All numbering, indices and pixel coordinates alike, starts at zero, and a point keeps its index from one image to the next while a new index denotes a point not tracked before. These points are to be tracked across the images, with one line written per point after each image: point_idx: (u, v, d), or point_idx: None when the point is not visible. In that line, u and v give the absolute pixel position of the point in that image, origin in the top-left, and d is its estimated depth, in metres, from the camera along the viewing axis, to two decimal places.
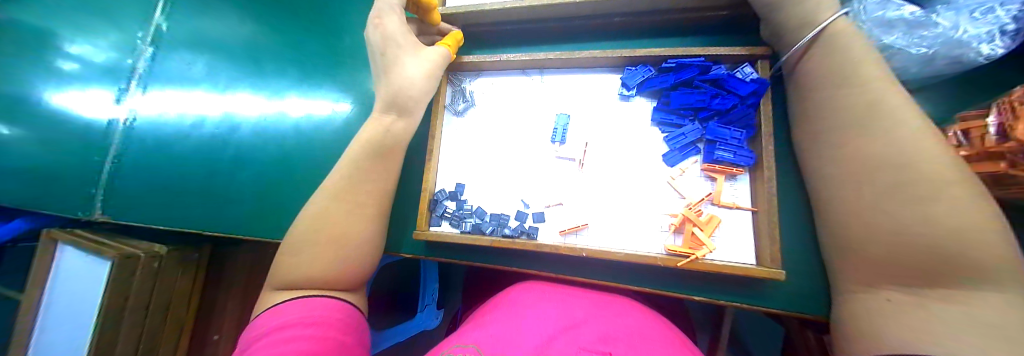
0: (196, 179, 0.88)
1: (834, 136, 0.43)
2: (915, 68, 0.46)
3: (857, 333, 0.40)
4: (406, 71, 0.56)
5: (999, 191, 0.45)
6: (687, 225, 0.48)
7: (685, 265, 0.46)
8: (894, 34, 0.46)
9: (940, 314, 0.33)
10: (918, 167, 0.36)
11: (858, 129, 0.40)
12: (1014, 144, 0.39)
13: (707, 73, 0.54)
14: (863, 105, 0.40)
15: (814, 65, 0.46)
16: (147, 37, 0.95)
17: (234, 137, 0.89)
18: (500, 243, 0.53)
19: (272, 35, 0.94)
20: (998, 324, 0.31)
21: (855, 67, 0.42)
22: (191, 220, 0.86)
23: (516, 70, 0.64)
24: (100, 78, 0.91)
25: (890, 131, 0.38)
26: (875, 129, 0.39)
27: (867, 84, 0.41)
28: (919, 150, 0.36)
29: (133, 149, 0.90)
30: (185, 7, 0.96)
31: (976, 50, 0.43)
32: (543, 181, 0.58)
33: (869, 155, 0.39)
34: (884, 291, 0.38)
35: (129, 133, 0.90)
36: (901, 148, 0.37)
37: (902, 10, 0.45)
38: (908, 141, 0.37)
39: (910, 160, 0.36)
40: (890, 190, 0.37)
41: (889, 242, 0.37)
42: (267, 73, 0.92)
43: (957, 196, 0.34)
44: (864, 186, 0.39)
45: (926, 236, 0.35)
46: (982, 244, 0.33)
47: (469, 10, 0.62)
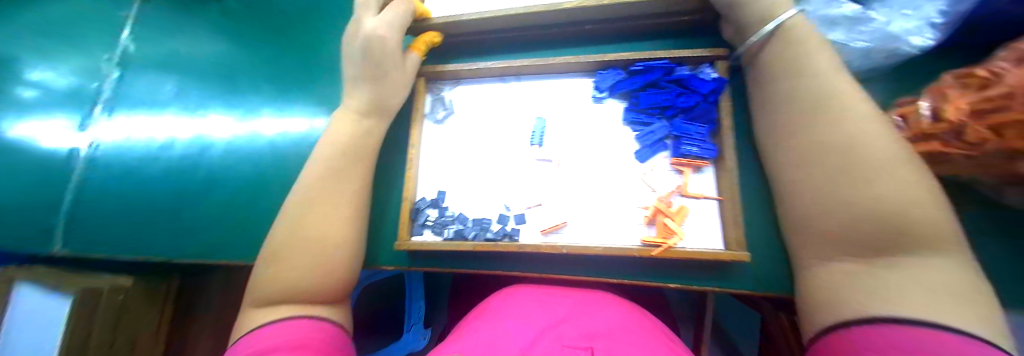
0: (163, 204, 0.85)
1: (791, 122, 0.46)
2: (858, 61, 0.50)
3: (818, 305, 0.41)
4: (388, 82, 0.58)
5: (934, 169, 0.50)
6: (659, 217, 0.51)
7: (659, 254, 0.48)
8: (838, 30, 0.50)
9: (892, 279, 0.35)
10: (868, 148, 0.39)
11: (814, 113, 0.44)
12: (946, 125, 0.45)
13: (671, 74, 0.57)
14: (817, 91, 0.44)
15: (773, 56, 0.49)
16: (112, 61, 0.93)
17: (203, 160, 0.86)
18: (482, 247, 0.54)
19: (244, 53, 0.93)
20: (940, 286, 0.33)
21: (810, 57, 0.45)
22: (161, 246, 0.83)
23: (492, 78, 0.66)
24: (64, 103, 0.89)
25: (842, 115, 0.41)
26: (829, 113, 0.42)
27: (819, 73, 0.44)
28: (868, 132, 0.40)
29: (98, 175, 0.87)
30: (150, 27, 0.95)
31: (910, 43, 0.47)
32: (523, 184, 0.59)
33: (824, 138, 0.42)
34: (838, 261, 0.41)
35: (93, 160, 0.87)
36: (853, 130, 0.40)
37: (843, 8, 0.49)
38: (858, 124, 0.41)
39: (862, 142, 0.40)
40: (845, 168, 0.40)
41: (845, 214, 0.39)
42: (241, 92, 0.91)
43: (900, 173, 0.37)
44: (820, 165, 0.42)
45: (880, 206, 0.37)
46: (925, 215, 0.36)
47: (444, 21, 0.64)
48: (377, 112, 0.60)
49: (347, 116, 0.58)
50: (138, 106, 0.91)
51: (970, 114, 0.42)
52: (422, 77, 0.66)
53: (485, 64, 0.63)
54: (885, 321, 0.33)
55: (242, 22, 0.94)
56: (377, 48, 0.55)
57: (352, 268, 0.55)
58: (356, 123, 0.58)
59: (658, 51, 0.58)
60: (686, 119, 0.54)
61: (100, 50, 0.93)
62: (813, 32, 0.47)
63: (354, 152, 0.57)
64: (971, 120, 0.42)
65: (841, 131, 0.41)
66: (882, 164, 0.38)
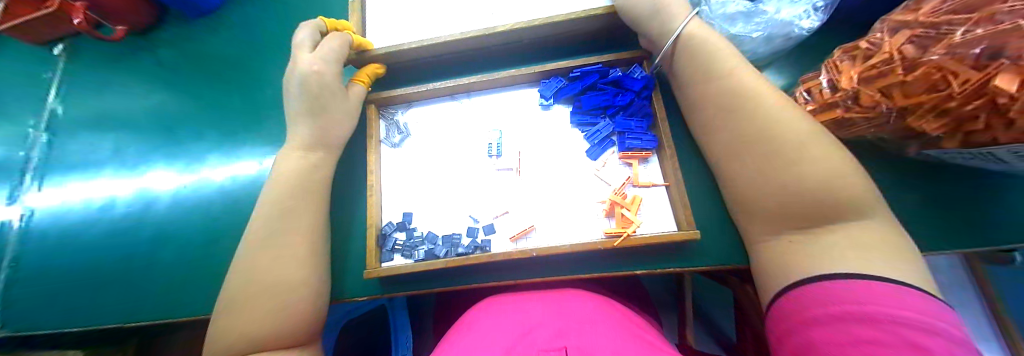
0: (107, 268, 0.80)
1: (715, 117, 0.51)
2: (763, 46, 0.57)
3: (769, 274, 0.45)
4: (334, 116, 0.60)
5: (841, 133, 0.56)
6: (616, 208, 0.53)
7: (620, 244, 0.51)
8: (737, 24, 0.56)
9: (825, 245, 0.40)
10: (782, 131, 0.43)
11: (729, 110, 0.48)
12: (843, 93, 0.52)
13: (607, 76, 0.62)
14: (729, 88, 0.48)
15: (685, 65, 0.54)
16: (41, 126, 0.94)
17: (149, 215, 0.82)
18: (454, 263, 0.54)
19: (183, 100, 0.90)
20: (864, 244, 0.38)
21: (716, 59, 0.50)
22: (111, 314, 0.77)
23: (444, 96, 0.68)
24: None
25: (753, 106, 0.46)
26: (741, 107, 0.47)
27: (727, 72, 0.49)
28: (778, 117, 0.44)
29: (33, 245, 0.84)
30: (84, 88, 0.95)
31: (800, 25, 0.53)
32: (487, 195, 0.61)
33: (745, 129, 0.47)
34: (783, 234, 0.45)
35: (27, 229, 0.85)
36: (765, 118, 0.45)
37: (737, 5, 0.55)
38: (766, 112, 0.45)
39: (775, 127, 0.44)
40: (769, 153, 0.44)
41: (778, 194, 0.43)
42: (186, 140, 0.87)
43: (810, 149, 0.42)
44: (750, 153, 0.46)
45: (803, 183, 0.41)
46: (843, 181, 0.40)
47: (388, 51, 0.65)
48: (321, 146, 0.60)
49: (300, 153, 0.58)
50: (70, 170, 0.89)
51: (856, 79, 0.49)
52: (373, 104, 0.67)
53: (435, 85, 0.65)
54: (822, 278, 0.37)
55: (179, 71, 0.92)
56: (315, 84, 0.57)
57: (320, 305, 0.54)
58: (306, 159, 0.58)
59: (594, 56, 0.62)
60: (625, 117, 0.59)
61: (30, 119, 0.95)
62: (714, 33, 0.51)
63: (308, 185, 0.57)
64: (860, 85, 0.49)
65: (755, 121, 0.46)
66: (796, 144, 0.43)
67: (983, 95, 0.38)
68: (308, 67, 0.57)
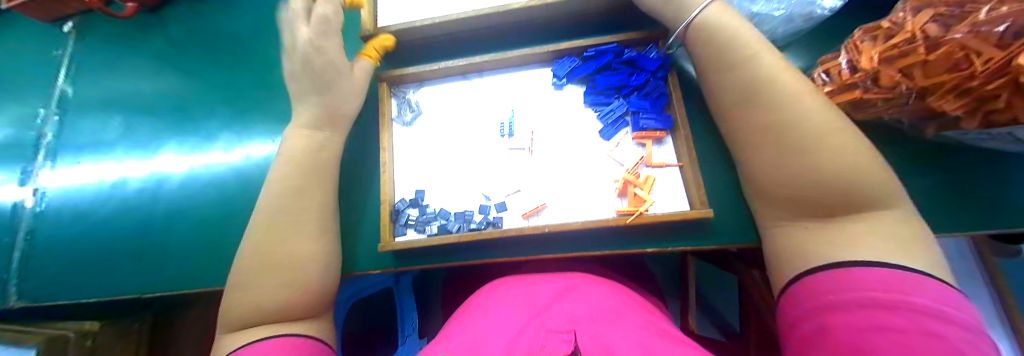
0: (121, 243, 0.82)
1: (735, 103, 0.50)
2: (782, 26, 0.56)
3: (780, 259, 0.46)
4: (338, 94, 0.59)
5: (859, 115, 0.56)
6: (629, 187, 0.53)
7: (632, 222, 0.51)
8: (758, 3, 0.55)
9: (844, 234, 0.40)
10: (807, 121, 0.42)
11: (748, 96, 0.48)
12: (862, 74, 0.49)
13: (622, 56, 0.61)
14: (752, 76, 0.47)
15: (701, 51, 0.53)
16: (52, 105, 0.94)
17: (162, 193, 0.83)
18: (466, 238, 0.55)
19: (193, 80, 0.90)
20: (885, 233, 0.38)
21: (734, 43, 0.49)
22: (125, 289, 0.79)
23: (456, 76, 0.68)
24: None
25: (773, 91, 0.45)
26: (760, 93, 0.46)
27: (745, 56, 0.48)
28: (802, 105, 0.43)
29: (48, 221, 0.85)
30: (93, 67, 0.95)
31: (822, 5, 0.53)
32: (499, 173, 0.61)
33: (765, 116, 0.46)
34: (800, 222, 0.45)
35: (42, 205, 0.86)
36: (789, 105, 0.44)
37: None
38: (787, 96, 0.44)
39: (800, 114, 0.43)
40: (791, 144, 0.43)
41: (797, 184, 0.43)
42: (197, 120, 0.88)
43: (832, 134, 0.41)
44: (769, 142, 0.45)
45: (827, 175, 0.40)
46: (869, 174, 0.40)
47: (400, 28, 0.64)
48: (329, 124, 0.60)
49: (311, 128, 0.59)
50: (83, 149, 0.90)
51: (875, 59, 0.47)
52: (384, 82, 0.66)
53: (447, 63, 0.64)
54: (838, 264, 0.37)
55: (188, 51, 0.92)
56: (314, 59, 0.57)
57: (331, 280, 0.55)
58: (317, 133, 0.58)
59: (609, 35, 0.61)
60: (640, 97, 0.58)
61: (41, 97, 0.95)
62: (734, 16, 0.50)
63: (318, 161, 0.57)
64: (880, 65, 0.46)
65: (773, 106, 0.45)
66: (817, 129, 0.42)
67: (1008, 73, 0.36)
68: (307, 42, 0.56)
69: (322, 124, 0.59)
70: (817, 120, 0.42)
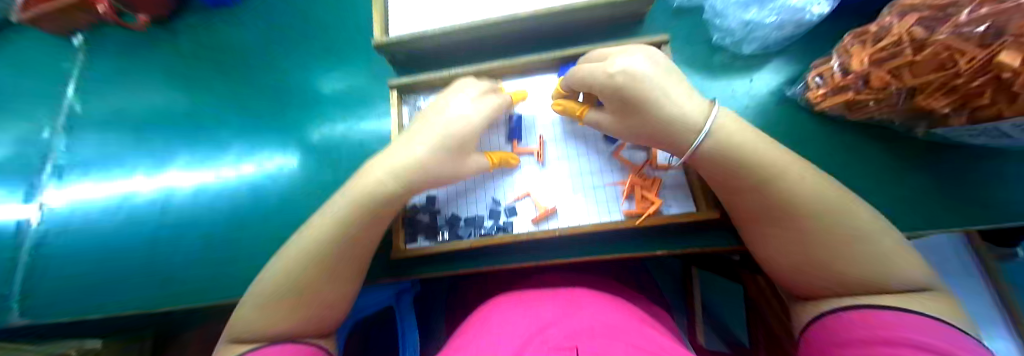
0: (128, 256, 0.81)
1: (724, 168, 0.46)
2: (774, 33, 0.59)
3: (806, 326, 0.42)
4: (450, 168, 0.54)
5: (854, 117, 0.58)
6: (636, 189, 0.56)
7: (641, 223, 0.54)
8: (750, 11, 0.57)
9: (873, 290, 0.38)
10: (792, 180, 0.43)
11: (731, 168, 0.45)
12: (854, 76, 0.53)
13: None
14: (734, 141, 0.45)
15: (654, 123, 0.47)
16: (58, 119, 0.95)
17: (171, 205, 0.84)
18: (479, 243, 0.57)
19: (203, 92, 0.91)
20: (902, 283, 0.38)
21: (667, 121, 0.46)
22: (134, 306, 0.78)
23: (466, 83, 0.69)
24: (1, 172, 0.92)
25: (757, 162, 0.44)
26: (742, 165, 0.44)
27: (693, 133, 0.46)
28: (786, 166, 0.43)
29: (53, 236, 0.84)
30: (100, 81, 0.96)
31: (812, 11, 0.55)
32: (509, 179, 0.62)
33: (762, 178, 0.44)
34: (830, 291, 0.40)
35: (48, 219, 0.86)
36: (777, 167, 0.43)
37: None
38: (774, 164, 0.43)
39: (786, 176, 0.43)
40: (797, 202, 0.42)
41: (818, 245, 0.41)
42: (206, 132, 0.89)
43: (828, 193, 0.42)
44: (774, 204, 0.44)
45: (840, 232, 0.40)
46: (866, 228, 0.40)
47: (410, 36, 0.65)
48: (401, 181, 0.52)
49: None
50: (90, 163, 0.90)
51: (865, 62, 0.51)
52: (396, 90, 0.68)
53: (457, 71, 0.66)
54: (852, 308, 0.37)
55: (197, 64, 0.93)
56: (459, 135, 0.54)
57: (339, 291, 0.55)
58: None
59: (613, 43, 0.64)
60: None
61: (46, 112, 0.95)
62: (657, 76, 0.46)
63: (373, 194, 0.51)
64: (870, 66, 0.51)
65: (760, 175, 0.44)
66: (811, 189, 0.42)
67: (990, 71, 0.39)
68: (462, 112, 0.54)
69: (393, 176, 0.51)
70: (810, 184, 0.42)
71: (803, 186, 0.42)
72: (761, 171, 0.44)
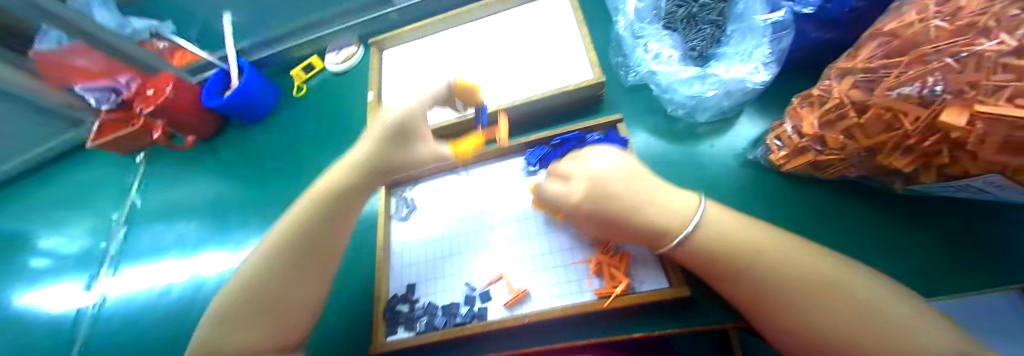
0: (156, 345, 0.89)
1: (711, 258, 0.43)
2: (725, 101, 0.63)
3: None
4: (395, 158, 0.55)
5: (824, 176, 0.57)
6: (603, 268, 0.56)
7: (610, 304, 0.53)
8: (694, 86, 0.63)
9: None
10: (766, 257, 0.40)
11: (716, 258, 0.43)
12: (808, 138, 0.54)
13: (586, 140, 0.68)
14: (712, 233, 0.43)
15: (626, 227, 0.46)
16: (122, 219, 1.12)
17: (195, 295, 0.93)
18: (452, 334, 0.57)
19: (233, 190, 1.05)
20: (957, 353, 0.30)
21: (636, 221, 0.45)
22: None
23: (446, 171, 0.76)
24: (72, 268, 1.08)
25: (738, 249, 0.41)
26: (726, 256, 0.42)
27: (672, 231, 0.45)
28: (752, 241, 0.42)
29: (101, 326, 0.95)
30: (157, 185, 1.14)
31: (753, 80, 0.60)
32: (483, 262, 0.64)
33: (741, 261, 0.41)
34: None
35: (99, 311, 0.97)
36: (749, 245, 0.41)
37: (688, 72, 0.63)
38: (755, 248, 0.41)
39: (760, 254, 0.40)
40: (792, 282, 0.38)
41: (837, 325, 0.34)
42: (231, 225, 1.00)
43: (822, 270, 0.38)
44: (775, 288, 0.39)
45: (845, 303, 0.35)
46: (868, 294, 0.35)
47: None
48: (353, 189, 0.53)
49: None
50: (137, 257, 1.04)
51: (816, 124, 0.52)
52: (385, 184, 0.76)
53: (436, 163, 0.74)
54: None
55: (231, 166, 1.09)
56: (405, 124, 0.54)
57: None
58: None
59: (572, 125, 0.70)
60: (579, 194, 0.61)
61: (115, 213, 1.14)
62: (618, 178, 0.47)
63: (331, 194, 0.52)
64: (820, 128, 0.51)
65: (746, 262, 0.41)
66: (808, 268, 0.38)
67: (939, 130, 0.39)
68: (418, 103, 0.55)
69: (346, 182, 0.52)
70: (798, 262, 0.39)
71: (794, 265, 0.39)
72: (747, 259, 0.41)
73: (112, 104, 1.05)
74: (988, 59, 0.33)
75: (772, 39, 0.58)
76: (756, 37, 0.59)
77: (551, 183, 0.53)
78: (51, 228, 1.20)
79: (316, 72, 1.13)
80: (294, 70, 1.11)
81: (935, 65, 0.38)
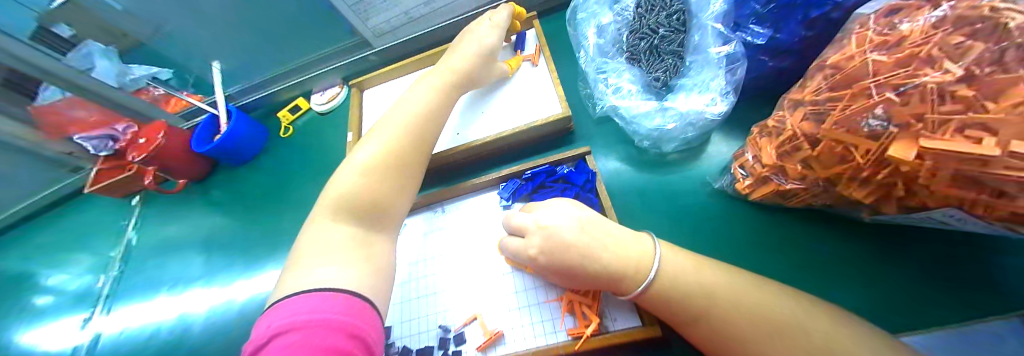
0: None
1: (674, 299, 0.45)
2: (689, 131, 0.65)
3: None
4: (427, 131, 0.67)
5: (793, 203, 0.58)
6: (575, 307, 0.55)
7: (581, 347, 0.52)
8: (657, 119, 0.66)
9: None
10: (720, 293, 0.43)
11: (676, 303, 0.45)
12: (771, 168, 0.54)
13: (555, 173, 0.70)
14: (668, 269, 0.46)
15: (588, 275, 0.49)
16: (118, 256, 1.14)
17: (183, 336, 0.92)
18: None
19: (222, 228, 1.07)
20: None
21: (600, 268, 0.48)
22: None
23: (424, 208, 0.77)
24: (69, 306, 1.10)
25: (697, 294, 0.44)
26: (686, 301, 0.44)
27: (632, 278, 0.47)
28: (707, 277, 0.45)
29: None
30: (151, 223, 1.17)
31: (710, 112, 0.62)
32: (457, 301, 0.64)
33: (696, 296, 0.44)
34: None
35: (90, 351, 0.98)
36: (703, 281, 0.44)
37: (648, 107, 0.67)
38: (714, 291, 0.43)
39: (713, 291, 0.43)
40: (748, 316, 0.40)
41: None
42: (218, 263, 1.01)
43: (780, 309, 0.40)
44: (734, 323, 0.40)
45: (796, 331, 0.38)
46: (817, 324, 0.38)
47: None
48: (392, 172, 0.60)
49: None
50: (130, 296, 1.04)
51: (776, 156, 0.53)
52: None
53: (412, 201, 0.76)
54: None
55: (222, 204, 1.11)
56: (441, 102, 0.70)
57: None
58: None
59: (542, 158, 0.72)
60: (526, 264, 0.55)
61: (113, 250, 1.16)
62: (573, 226, 0.51)
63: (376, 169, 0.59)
64: (780, 159, 0.52)
65: (703, 306, 0.43)
66: (763, 306, 0.41)
67: (889, 165, 0.40)
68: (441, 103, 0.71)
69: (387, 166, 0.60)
70: (757, 301, 0.41)
71: (751, 303, 0.41)
72: (705, 301, 0.43)
73: (107, 151, 1.06)
74: (934, 90, 0.34)
75: (726, 68, 0.60)
76: (713, 68, 0.61)
77: (512, 238, 0.59)
78: (51, 267, 1.22)
79: (302, 111, 1.17)
80: (281, 111, 1.15)
81: (877, 99, 0.38)
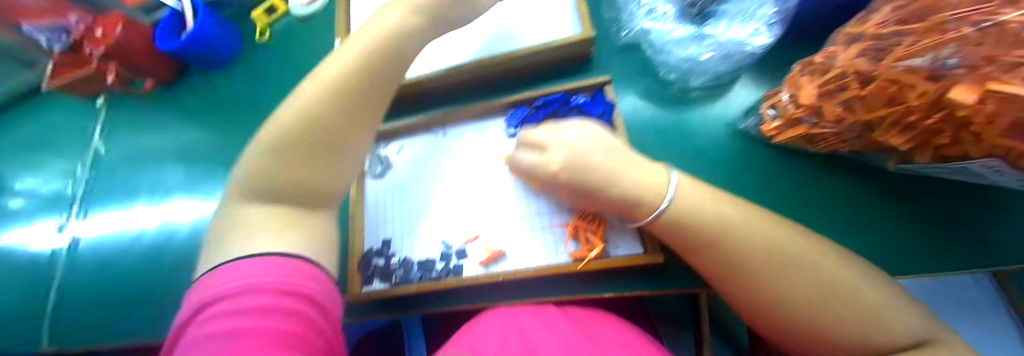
0: (133, 289, 0.88)
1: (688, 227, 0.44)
2: (723, 64, 0.64)
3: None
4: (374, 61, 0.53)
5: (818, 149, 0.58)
6: (581, 231, 0.54)
7: (583, 268, 0.52)
8: (692, 46, 0.64)
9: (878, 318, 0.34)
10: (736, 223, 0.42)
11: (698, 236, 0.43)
12: (806, 109, 0.52)
13: (570, 103, 0.66)
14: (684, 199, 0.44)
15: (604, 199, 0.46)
16: (86, 163, 1.06)
17: (169, 243, 0.90)
18: (425, 288, 0.57)
19: (199, 140, 0.99)
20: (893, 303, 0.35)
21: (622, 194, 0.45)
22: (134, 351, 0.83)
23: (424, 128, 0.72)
24: (39, 210, 1.04)
25: (723, 230, 0.42)
26: (708, 236, 0.42)
27: (648, 203, 0.45)
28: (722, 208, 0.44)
29: (73, 269, 0.93)
30: (119, 130, 1.07)
31: (751, 43, 0.60)
32: (459, 220, 0.62)
33: (712, 225, 0.43)
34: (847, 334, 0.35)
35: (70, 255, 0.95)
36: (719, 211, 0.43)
37: (684, 33, 0.64)
38: (741, 226, 0.42)
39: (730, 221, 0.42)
40: (763, 246, 0.40)
41: (804, 283, 0.37)
42: (200, 174, 0.95)
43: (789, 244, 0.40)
44: (748, 252, 0.40)
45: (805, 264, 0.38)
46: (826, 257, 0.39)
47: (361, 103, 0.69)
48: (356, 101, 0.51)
49: None
50: (105, 203, 0.99)
51: (815, 96, 0.50)
52: None
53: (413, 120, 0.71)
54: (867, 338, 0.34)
55: (196, 114, 1.02)
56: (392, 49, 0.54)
57: None
58: None
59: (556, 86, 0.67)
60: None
61: (79, 157, 1.08)
62: (593, 148, 0.49)
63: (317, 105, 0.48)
64: (819, 100, 0.49)
65: (725, 240, 0.42)
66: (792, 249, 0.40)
67: (942, 109, 0.36)
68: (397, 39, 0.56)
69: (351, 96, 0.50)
70: (784, 243, 0.40)
71: (780, 243, 0.40)
72: (729, 238, 0.41)
73: (62, 46, 0.91)
74: None
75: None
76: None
77: (523, 154, 0.55)
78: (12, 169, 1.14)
79: (281, 14, 1.02)
80: (255, 12, 1.01)
81: (950, 36, 0.30)
